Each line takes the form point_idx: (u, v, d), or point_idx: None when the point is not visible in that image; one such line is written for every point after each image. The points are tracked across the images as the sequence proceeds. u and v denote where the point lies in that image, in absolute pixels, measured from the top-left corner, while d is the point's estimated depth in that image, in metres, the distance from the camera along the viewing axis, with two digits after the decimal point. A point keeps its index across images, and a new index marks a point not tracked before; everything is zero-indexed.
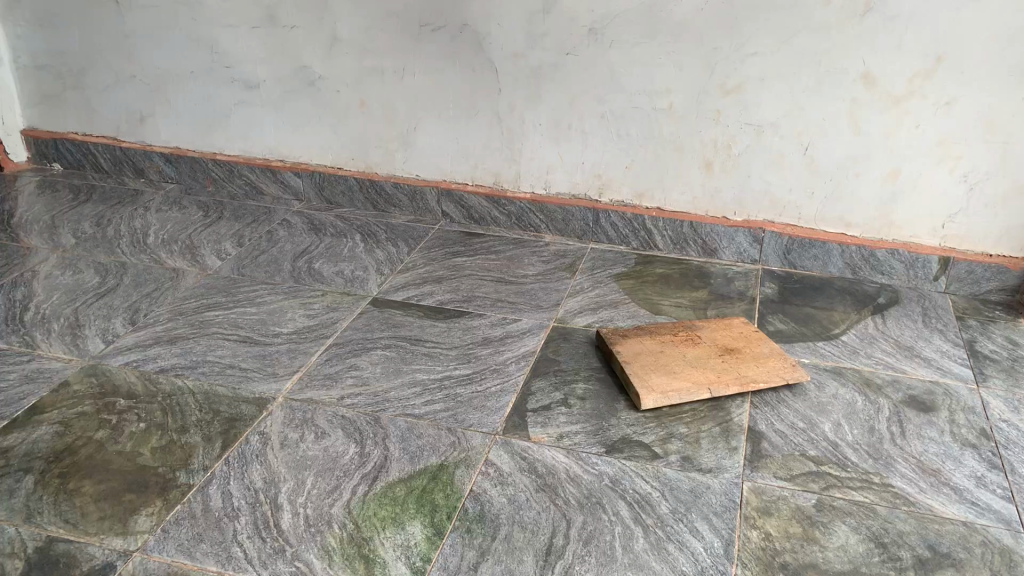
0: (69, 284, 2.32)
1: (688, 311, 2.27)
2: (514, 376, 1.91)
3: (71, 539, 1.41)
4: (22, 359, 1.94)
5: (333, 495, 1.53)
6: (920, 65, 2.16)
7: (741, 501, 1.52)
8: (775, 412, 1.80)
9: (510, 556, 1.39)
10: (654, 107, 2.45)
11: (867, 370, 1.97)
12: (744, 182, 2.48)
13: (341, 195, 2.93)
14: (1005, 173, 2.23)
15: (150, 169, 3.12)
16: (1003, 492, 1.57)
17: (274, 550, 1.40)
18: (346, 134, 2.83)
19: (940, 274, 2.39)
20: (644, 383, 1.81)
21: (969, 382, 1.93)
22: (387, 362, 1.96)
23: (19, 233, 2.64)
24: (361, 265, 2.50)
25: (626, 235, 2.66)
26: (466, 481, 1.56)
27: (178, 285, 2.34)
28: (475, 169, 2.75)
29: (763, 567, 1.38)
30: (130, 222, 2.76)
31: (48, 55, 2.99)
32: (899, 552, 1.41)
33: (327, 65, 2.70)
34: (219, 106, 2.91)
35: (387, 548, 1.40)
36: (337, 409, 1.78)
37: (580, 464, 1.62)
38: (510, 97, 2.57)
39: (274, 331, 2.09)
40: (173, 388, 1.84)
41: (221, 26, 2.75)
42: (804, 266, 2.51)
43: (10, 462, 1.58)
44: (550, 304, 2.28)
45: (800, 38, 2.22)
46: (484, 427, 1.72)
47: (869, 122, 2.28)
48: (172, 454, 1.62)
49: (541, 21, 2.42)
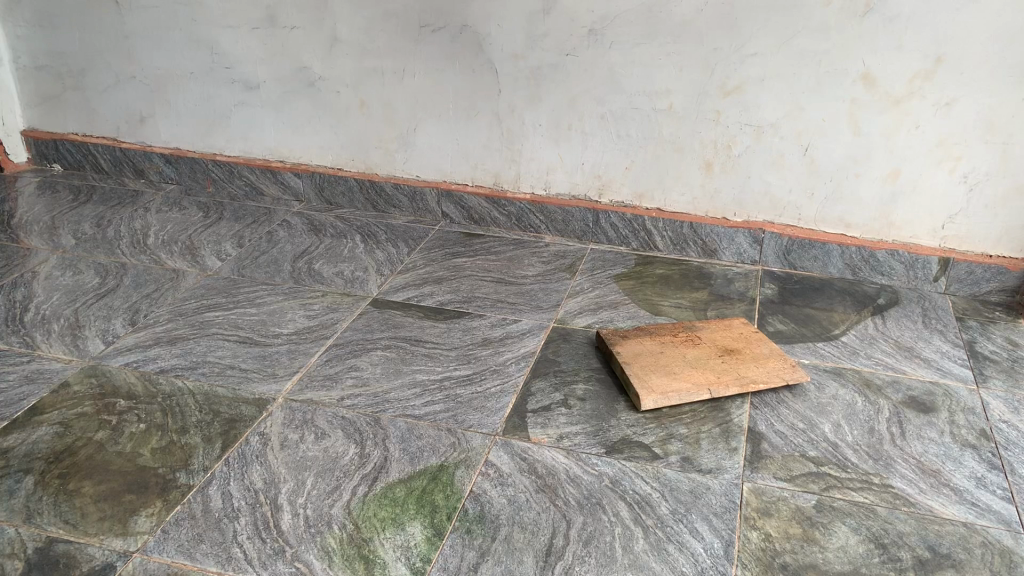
0: (69, 284, 2.32)
1: (688, 311, 2.27)
2: (514, 377, 1.91)
3: (71, 539, 1.41)
4: (22, 359, 1.94)
5: (333, 496, 1.53)
6: (920, 66, 2.16)
7: (742, 501, 1.53)
8: (775, 412, 1.80)
9: (510, 557, 1.39)
10: (653, 108, 2.45)
11: (867, 371, 1.97)
12: (744, 182, 2.48)
13: (341, 195, 2.93)
14: (1005, 173, 2.23)
15: (150, 170, 3.12)
16: (1003, 493, 1.57)
17: (274, 550, 1.40)
18: (346, 134, 2.83)
19: (940, 274, 2.39)
20: (644, 384, 1.82)
21: (969, 383, 1.93)
22: (387, 363, 1.96)
23: (20, 234, 2.64)
24: (361, 266, 2.50)
25: (626, 236, 2.66)
26: (466, 482, 1.56)
27: (178, 285, 2.34)
28: (475, 170, 2.75)
29: (762, 568, 1.38)
30: (130, 223, 2.76)
31: (48, 55, 2.99)
32: (899, 553, 1.41)
33: (327, 65, 2.70)
34: (219, 106, 2.91)
35: (387, 548, 1.40)
36: (337, 409, 1.78)
37: (580, 464, 1.62)
38: (510, 97, 2.57)
39: (274, 332, 2.09)
40: (173, 388, 1.84)
41: (221, 27, 2.75)
42: (804, 267, 2.51)
43: (10, 462, 1.58)
44: (550, 305, 2.28)
45: (800, 38, 2.22)
46: (483, 427, 1.73)
47: (869, 123, 2.28)
48: (172, 454, 1.62)
49: (541, 22, 2.42)
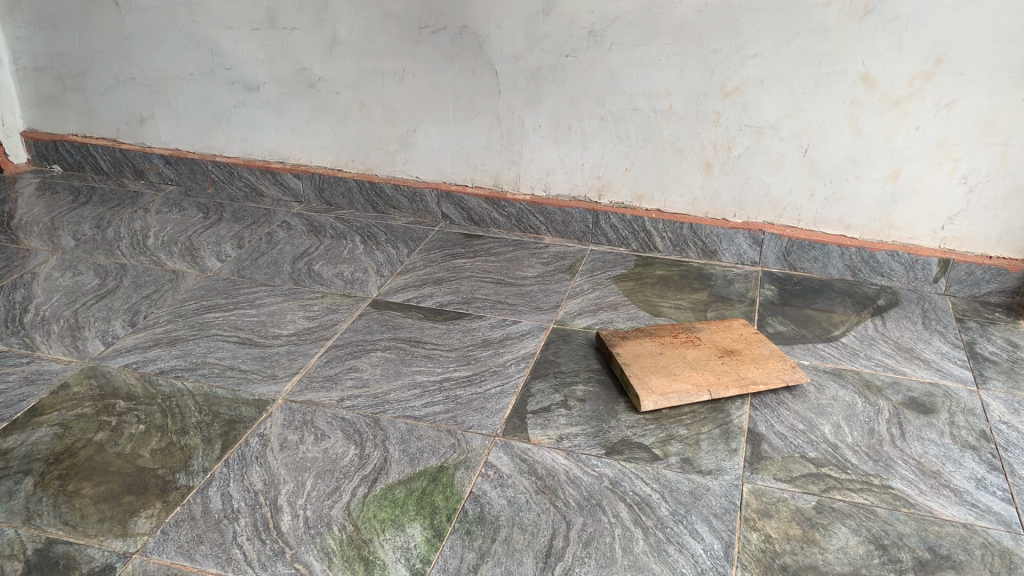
0: (69, 285, 2.32)
1: (688, 312, 2.27)
2: (514, 378, 1.91)
3: (70, 540, 1.41)
4: (22, 360, 1.94)
5: (333, 497, 1.53)
6: (920, 67, 2.16)
7: (742, 502, 1.52)
8: (775, 413, 1.80)
9: (510, 558, 1.39)
10: (653, 109, 2.45)
11: (867, 372, 1.97)
12: (744, 183, 2.48)
13: (341, 196, 2.94)
14: (1005, 174, 2.23)
15: (150, 171, 3.12)
16: (1003, 494, 1.57)
17: (274, 551, 1.40)
18: (346, 135, 2.83)
19: (940, 275, 2.40)
20: (644, 384, 1.82)
21: (969, 384, 1.93)
22: (387, 363, 1.96)
23: (19, 235, 2.64)
24: (361, 267, 2.50)
25: (626, 237, 2.66)
26: (466, 483, 1.56)
27: (178, 287, 2.34)
28: (475, 171, 2.75)
29: (762, 569, 1.38)
30: (130, 224, 2.76)
31: (48, 56, 2.99)
32: (899, 554, 1.41)
33: (327, 66, 2.70)
34: (218, 107, 2.91)
35: (387, 550, 1.40)
36: (337, 411, 1.78)
37: (580, 466, 1.62)
38: (510, 98, 2.57)
39: (274, 333, 2.09)
40: (173, 389, 1.84)
41: (221, 28, 2.75)
42: (804, 268, 2.51)
43: (10, 463, 1.58)
44: (550, 306, 2.28)
45: (800, 39, 2.22)
46: (483, 428, 1.72)
47: (869, 124, 2.28)
48: (172, 456, 1.62)
49: (541, 23, 2.42)
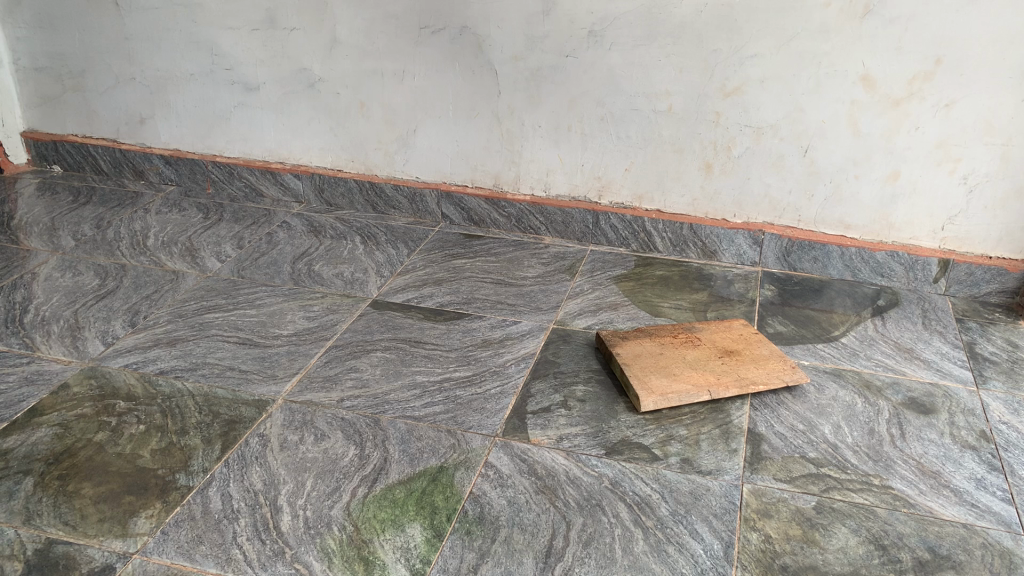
0: (69, 285, 2.33)
1: (688, 312, 2.27)
2: (514, 378, 1.91)
3: (70, 540, 1.41)
4: (22, 360, 1.94)
5: (333, 497, 1.53)
6: (921, 67, 2.16)
7: (741, 502, 1.52)
8: (775, 414, 1.80)
9: (510, 558, 1.39)
10: (654, 109, 2.45)
11: (867, 372, 1.97)
12: (744, 184, 2.48)
13: (341, 196, 2.94)
14: (1004, 175, 2.23)
15: (150, 171, 3.12)
16: (1003, 494, 1.57)
17: (274, 552, 1.40)
18: (345, 135, 2.82)
19: (940, 276, 2.40)
20: (644, 385, 1.82)
21: (969, 384, 1.93)
22: (387, 363, 1.97)
23: (19, 235, 2.64)
24: (361, 267, 2.50)
25: (626, 237, 2.66)
26: (465, 483, 1.56)
27: (179, 287, 2.34)
28: (475, 170, 2.75)
29: (762, 569, 1.38)
30: (130, 224, 2.77)
31: (48, 57, 3.00)
32: (899, 554, 1.41)
33: (327, 66, 2.71)
34: (219, 107, 2.91)
35: (387, 550, 1.40)
36: (336, 411, 1.78)
37: (578, 466, 1.62)
38: (510, 98, 2.57)
39: (274, 333, 2.09)
40: (173, 390, 1.84)
41: (221, 28, 2.75)
42: (803, 268, 2.51)
43: (9, 464, 1.58)
44: (550, 306, 2.28)
45: (799, 40, 2.22)
46: (483, 429, 1.72)
47: (869, 124, 2.28)
48: (172, 456, 1.62)
49: (541, 22, 2.42)
